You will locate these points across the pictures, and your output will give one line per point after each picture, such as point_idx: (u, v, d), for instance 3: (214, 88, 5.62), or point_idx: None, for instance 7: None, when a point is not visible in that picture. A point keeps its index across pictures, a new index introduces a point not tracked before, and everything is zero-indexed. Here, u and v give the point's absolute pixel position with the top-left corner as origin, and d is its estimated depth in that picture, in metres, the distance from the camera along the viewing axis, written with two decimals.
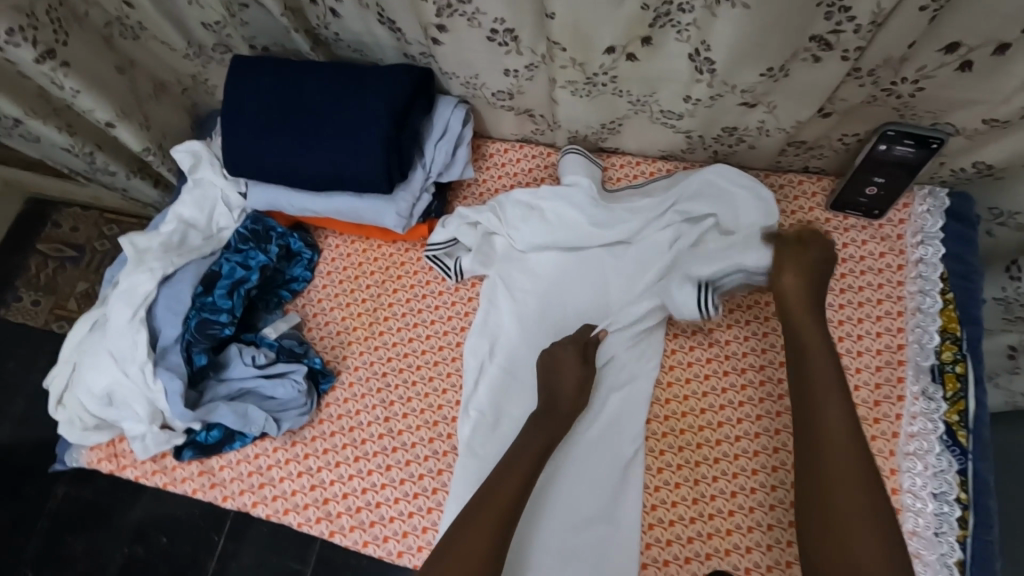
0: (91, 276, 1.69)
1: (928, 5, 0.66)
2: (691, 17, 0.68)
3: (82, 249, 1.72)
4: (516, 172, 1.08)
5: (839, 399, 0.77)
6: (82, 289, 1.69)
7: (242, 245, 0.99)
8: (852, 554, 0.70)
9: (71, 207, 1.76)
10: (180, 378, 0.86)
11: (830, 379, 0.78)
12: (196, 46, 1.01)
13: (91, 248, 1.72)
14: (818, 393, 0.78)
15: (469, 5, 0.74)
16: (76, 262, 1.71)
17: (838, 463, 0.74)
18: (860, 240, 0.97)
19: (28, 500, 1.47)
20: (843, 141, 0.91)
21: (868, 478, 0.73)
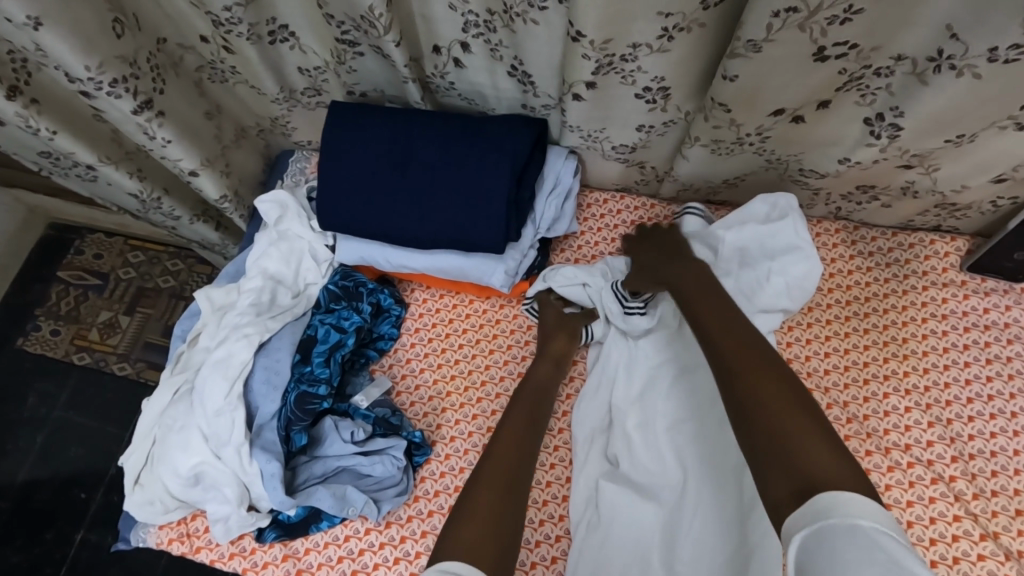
0: (115, 306, 1.57)
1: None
2: (887, 81, 0.61)
3: (107, 278, 1.60)
4: (618, 224, 1.00)
5: (745, 332, 0.74)
6: (102, 319, 1.56)
7: (333, 304, 0.91)
8: (804, 463, 0.59)
9: (95, 232, 1.65)
10: (277, 460, 0.78)
11: (726, 321, 0.76)
12: (286, 91, 0.94)
13: (115, 276, 1.60)
14: (716, 329, 0.76)
15: (630, 64, 0.65)
16: (100, 290, 1.59)
17: (760, 386, 0.67)
18: (1004, 305, 0.90)
19: (47, 548, 1.37)
20: (994, 205, 0.86)
21: (794, 402, 0.65)
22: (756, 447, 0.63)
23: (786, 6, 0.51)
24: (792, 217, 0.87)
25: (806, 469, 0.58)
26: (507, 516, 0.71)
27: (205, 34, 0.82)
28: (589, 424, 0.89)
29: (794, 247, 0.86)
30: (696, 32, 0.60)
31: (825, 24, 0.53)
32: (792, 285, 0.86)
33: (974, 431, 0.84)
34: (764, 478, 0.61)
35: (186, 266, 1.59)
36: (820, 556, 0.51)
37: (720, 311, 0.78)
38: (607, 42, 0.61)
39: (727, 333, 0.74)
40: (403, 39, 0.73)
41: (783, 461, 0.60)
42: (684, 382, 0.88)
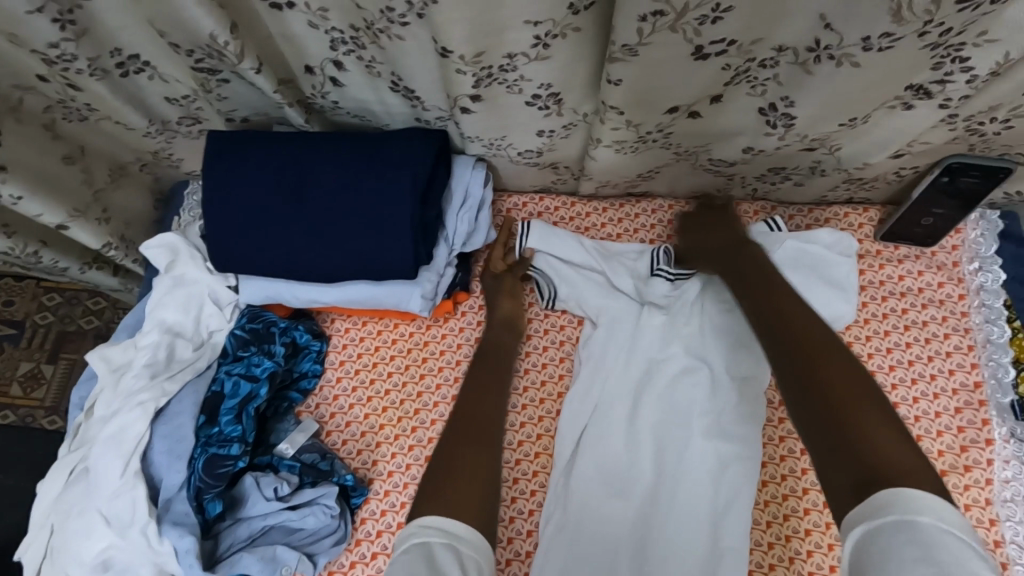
0: (35, 354, 1.42)
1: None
2: (773, 71, 0.59)
3: (23, 326, 1.44)
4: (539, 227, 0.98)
5: (812, 316, 0.72)
6: (23, 372, 1.40)
7: (241, 351, 0.84)
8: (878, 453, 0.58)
9: (1, 278, 1.48)
10: (192, 534, 0.72)
11: (792, 304, 0.74)
12: (158, 124, 0.85)
13: (31, 323, 1.44)
14: (788, 313, 0.73)
15: (512, 74, 0.61)
16: (16, 341, 1.43)
17: (838, 372, 0.65)
18: (917, 271, 0.92)
19: None
20: (899, 174, 0.86)
21: (874, 397, 0.63)
22: (823, 430, 0.62)
23: (652, 9, 0.48)
24: (849, 261, 0.87)
25: (882, 459, 0.57)
26: (485, 488, 0.69)
27: (41, 73, 0.73)
28: (579, 423, 0.86)
29: (838, 286, 0.86)
30: (573, 37, 0.56)
31: (698, 24, 0.50)
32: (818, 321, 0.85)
33: (899, 399, 0.86)
34: (832, 465, 0.60)
35: (110, 303, 1.45)
36: (880, 552, 0.50)
37: (775, 293, 0.76)
38: (479, 56, 0.57)
39: (794, 315, 0.73)
40: (265, 63, 0.68)
41: (857, 448, 0.59)
42: (675, 377, 0.86)
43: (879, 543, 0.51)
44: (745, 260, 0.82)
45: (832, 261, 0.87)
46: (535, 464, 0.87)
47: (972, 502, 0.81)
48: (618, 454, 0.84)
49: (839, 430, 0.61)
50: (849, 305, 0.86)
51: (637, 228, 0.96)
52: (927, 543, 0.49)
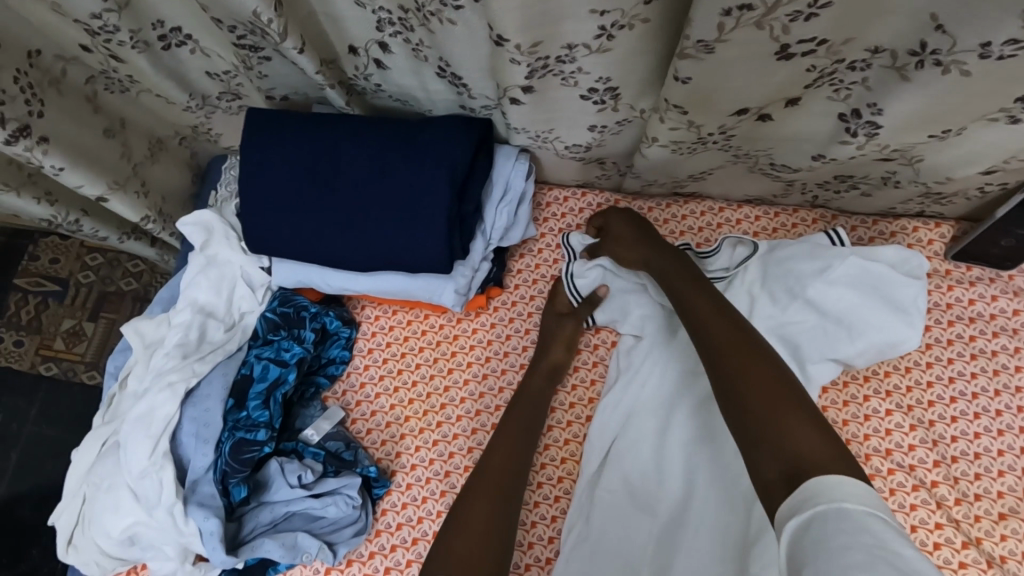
0: (78, 312, 1.45)
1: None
2: (863, 75, 0.53)
3: (67, 284, 1.47)
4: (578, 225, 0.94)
5: (731, 314, 0.71)
6: (65, 328, 1.44)
7: (271, 334, 0.83)
8: (789, 441, 0.56)
9: (48, 235, 1.51)
10: (217, 516, 0.72)
11: (711, 301, 0.73)
12: (198, 98, 0.83)
13: (75, 282, 1.47)
14: (706, 313, 0.72)
15: (569, 65, 0.56)
16: (60, 297, 1.46)
17: (748, 367, 0.64)
18: (990, 295, 0.84)
19: None
20: (981, 191, 0.78)
21: (785, 386, 0.61)
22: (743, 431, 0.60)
23: (738, 3, 0.42)
24: (919, 283, 0.78)
25: (792, 446, 0.56)
26: (488, 559, 0.68)
27: (84, 43, 0.72)
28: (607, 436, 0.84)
29: (901, 309, 0.78)
30: (640, 29, 0.51)
31: (787, 20, 0.45)
32: (875, 348, 0.77)
33: (958, 432, 0.80)
34: (754, 460, 0.58)
35: (148, 267, 1.47)
36: (811, 545, 0.46)
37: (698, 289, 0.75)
38: (535, 46, 0.52)
39: (707, 313, 0.72)
40: (308, 42, 0.64)
41: (771, 440, 0.57)
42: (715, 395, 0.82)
43: (810, 537, 0.47)
44: (671, 263, 0.81)
45: (893, 281, 0.78)
46: (560, 470, 0.85)
47: None
48: (643, 467, 0.82)
49: (753, 427, 0.59)
50: (914, 330, 0.77)
51: (684, 230, 0.91)
52: (856, 532, 0.45)
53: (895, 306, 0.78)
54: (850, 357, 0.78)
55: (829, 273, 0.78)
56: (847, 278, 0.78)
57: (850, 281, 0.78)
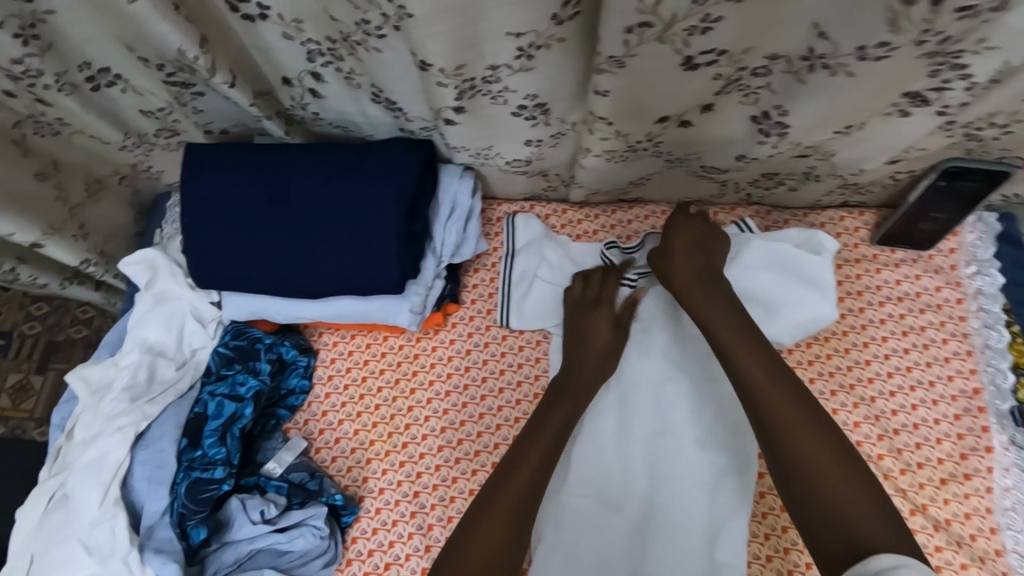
0: (24, 365, 1.39)
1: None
2: (766, 80, 0.57)
3: (10, 337, 1.41)
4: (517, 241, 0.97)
5: (781, 371, 0.71)
6: (12, 383, 1.38)
7: (225, 369, 0.82)
8: (859, 528, 0.59)
9: None
10: (176, 562, 0.70)
11: (754, 349, 0.73)
12: (134, 137, 0.82)
13: (19, 334, 1.41)
14: (760, 375, 0.71)
15: (496, 85, 0.58)
16: (3, 352, 1.40)
17: (799, 436, 0.66)
18: (914, 275, 0.90)
19: None
20: (894, 178, 0.83)
21: (847, 465, 0.64)
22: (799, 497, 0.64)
23: (638, 21, 0.45)
24: (823, 257, 0.83)
25: (861, 532, 0.59)
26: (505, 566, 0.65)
27: (8, 88, 0.71)
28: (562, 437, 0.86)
29: (813, 284, 0.83)
30: (556, 48, 0.54)
31: (686, 35, 0.48)
32: (794, 323, 0.82)
33: (897, 406, 0.85)
34: (819, 540, 0.61)
35: (98, 312, 1.42)
36: None
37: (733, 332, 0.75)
38: (460, 69, 0.54)
39: (755, 370, 0.71)
40: (239, 76, 0.65)
41: (840, 525, 0.60)
42: (667, 391, 0.87)
43: None
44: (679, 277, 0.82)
45: (799, 258, 0.83)
46: None
47: (972, 511, 0.79)
48: (608, 468, 0.84)
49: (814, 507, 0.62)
50: (829, 302, 0.82)
51: (630, 234, 0.95)
52: None
53: (807, 281, 0.83)
54: (776, 336, 0.82)
55: (740, 259, 0.86)
56: (756, 261, 0.85)
57: (760, 263, 0.85)
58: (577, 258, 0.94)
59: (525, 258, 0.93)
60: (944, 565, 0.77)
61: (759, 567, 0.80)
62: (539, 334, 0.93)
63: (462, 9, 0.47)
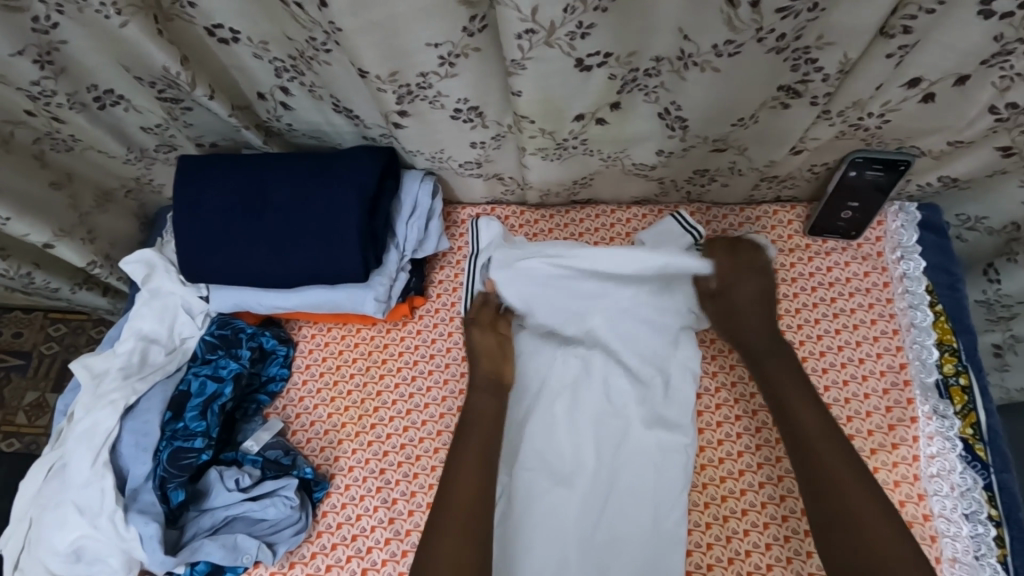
0: (41, 384, 1.49)
1: (895, 52, 0.66)
2: (659, 80, 0.68)
3: (29, 356, 1.52)
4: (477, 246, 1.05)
5: (818, 412, 0.81)
6: (28, 401, 1.48)
7: (209, 354, 0.91)
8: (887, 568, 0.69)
9: (11, 312, 1.57)
10: (157, 521, 0.78)
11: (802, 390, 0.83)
12: (137, 151, 0.94)
13: (38, 353, 1.52)
14: (806, 413, 0.81)
15: (430, 90, 0.70)
16: (22, 371, 1.51)
17: (838, 477, 0.76)
18: (843, 262, 0.96)
19: None
20: (813, 171, 0.92)
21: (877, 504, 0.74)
22: (842, 552, 0.72)
23: (525, 28, 0.57)
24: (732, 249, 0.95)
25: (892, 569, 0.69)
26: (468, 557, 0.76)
27: (29, 108, 0.83)
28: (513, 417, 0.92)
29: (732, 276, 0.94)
30: (473, 56, 0.67)
31: (568, 39, 0.60)
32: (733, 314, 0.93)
33: (829, 382, 0.90)
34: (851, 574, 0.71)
35: None
36: None
37: (799, 397, 0.83)
38: (394, 75, 0.67)
39: (799, 409, 0.82)
40: (218, 90, 0.80)
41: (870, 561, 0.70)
42: (615, 373, 0.92)
43: None
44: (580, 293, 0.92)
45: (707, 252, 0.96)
46: None
47: (901, 479, 0.84)
48: (557, 444, 0.89)
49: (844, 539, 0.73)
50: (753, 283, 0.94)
51: (582, 231, 1.03)
52: None
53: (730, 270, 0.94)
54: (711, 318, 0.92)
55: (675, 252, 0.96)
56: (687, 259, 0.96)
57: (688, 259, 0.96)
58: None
59: (486, 258, 0.98)
60: None
61: (699, 535, 0.84)
62: None
63: (384, 23, 0.60)
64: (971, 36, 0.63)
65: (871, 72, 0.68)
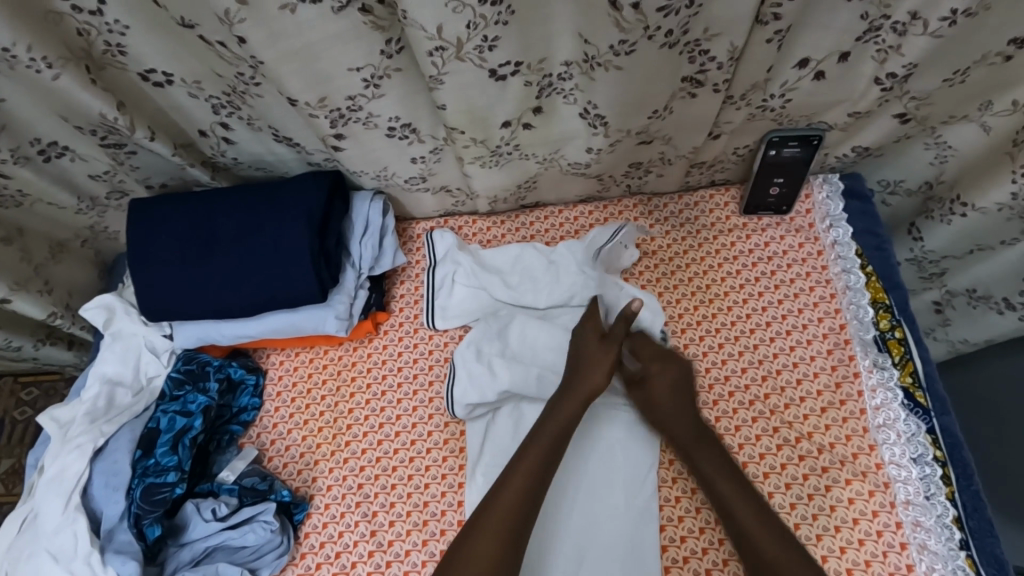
0: (15, 450, 1.47)
1: (774, 36, 0.73)
2: (572, 82, 0.76)
3: (1, 424, 1.50)
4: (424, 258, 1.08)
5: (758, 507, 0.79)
6: (4, 469, 1.45)
7: (177, 390, 0.92)
8: None
9: None
10: (134, 559, 0.79)
11: (740, 486, 0.81)
12: (88, 199, 0.96)
13: (11, 419, 1.50)
14: (747, 509, 0.79)
15: (361, 112, 0.76)
16: None
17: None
18: (778, 236, 1.01)
19: None
20: (737, 153, 0.98)
21: None
22: None
23: (434, 46, 0.65)
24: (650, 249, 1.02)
25: None
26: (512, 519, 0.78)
27: None
28: (478, 434, 0.94)
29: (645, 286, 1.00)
30: (396, 76, 0.73)
31: (478, 52, 0.67)
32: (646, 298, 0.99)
33: (777, 349, 0.95)
34: None
35: None
36: None
37: (738, 489, 0.81)
38: (324, 100, 0.73)
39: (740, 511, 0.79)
40: (158, 131, 0.84)
41: None
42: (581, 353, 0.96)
43: None
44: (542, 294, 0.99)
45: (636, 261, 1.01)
46: (460, 458, 0.93)
47: (851, 432, 0.88)
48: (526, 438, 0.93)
49: None
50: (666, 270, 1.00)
51: (534, 233, 1.07)
52: None
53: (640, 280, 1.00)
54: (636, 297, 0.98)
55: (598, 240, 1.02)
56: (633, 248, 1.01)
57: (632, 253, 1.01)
58: (491, 260, 1.03)
59: (443, 267, 1.02)
60: (832, 484, 0.85)
61: (670, 509, 0.86)
62: (460, 329, 1.02)
63: (302, 52, 0.66)
64: (839, 16, 0.73)
65: (757, 55, 0.75)
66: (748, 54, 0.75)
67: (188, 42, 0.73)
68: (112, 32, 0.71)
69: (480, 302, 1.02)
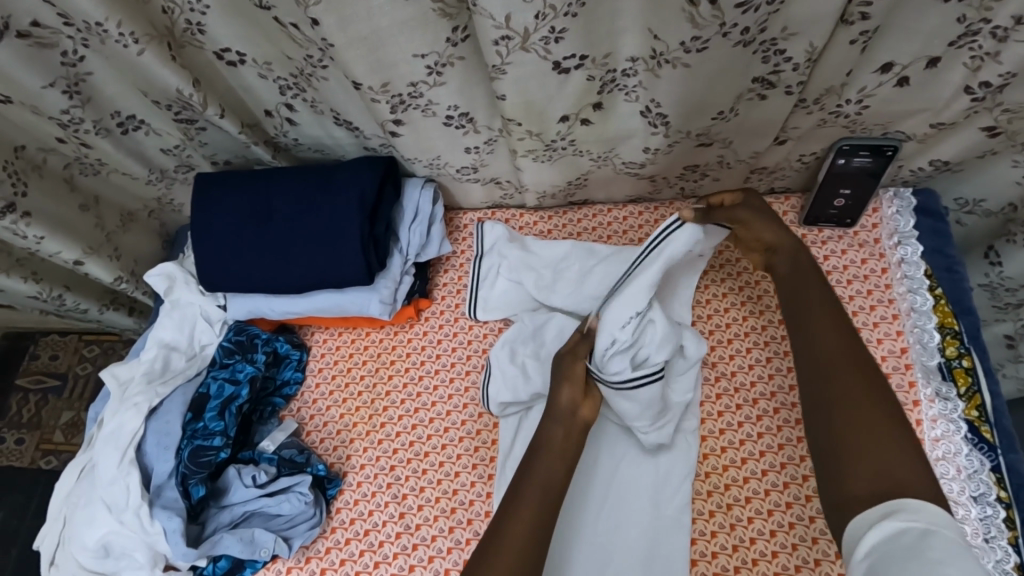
0: (75, 404, 1.57)
1: (857, 37, 0.69)
2: (636, 79, 0.74)
3: (65, 377, 1.61)
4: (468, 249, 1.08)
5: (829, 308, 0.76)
6: (65, 420, 1.55)
7: (227, 359, 0.96)
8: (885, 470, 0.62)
9: (48, 334, 1.66)
10: (179, 515, 0.83)
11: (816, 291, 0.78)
12: (158, 171, 1.01)
13: (73, 374, 1.61)
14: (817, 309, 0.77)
15: (421, 99, 0.77)
16: (59, 392, 1.59)
17: (844, 376, 0.70)
18: (840, 249, 0.95)
19: None
20: (802, 161, 0.93)
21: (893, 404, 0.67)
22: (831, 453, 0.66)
23: (501, 35, 0.65)
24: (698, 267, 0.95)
25: (901, 477, 0.61)
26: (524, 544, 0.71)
27: (59, 136, 0.90)
28: (507, 431, 0.93)
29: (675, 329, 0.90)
30: (459, 64, 0.73)
31: (544, 43, 0.67)
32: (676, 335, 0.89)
33: None
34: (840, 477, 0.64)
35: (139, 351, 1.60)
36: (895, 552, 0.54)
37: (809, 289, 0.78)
38: (386, 86, 0.74)
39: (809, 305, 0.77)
40: (227, 109, 0.87)
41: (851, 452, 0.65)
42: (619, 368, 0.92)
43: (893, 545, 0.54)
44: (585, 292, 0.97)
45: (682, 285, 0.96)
46: (491, 450, 0.93)
47: None
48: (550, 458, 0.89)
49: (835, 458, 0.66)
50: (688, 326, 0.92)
51: (581, 231, 1.05)
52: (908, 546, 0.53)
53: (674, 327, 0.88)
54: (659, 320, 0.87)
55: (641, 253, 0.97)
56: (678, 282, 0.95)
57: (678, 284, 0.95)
58: (535, 255, 1.01)
59: (489, 259, 1.02)
60: None
61: (703, 523, 0.83)
62: (499, 321, 1.02)
63: (371, 37, 0.67)
64: (929, 19, 0.68)
65: (836, 57, 0.72)
66: (826, 56, 0.72)
67: (262, 23, 0.75)
68: (192, 12, 0.74)
69: (521, 298, 1.01)
